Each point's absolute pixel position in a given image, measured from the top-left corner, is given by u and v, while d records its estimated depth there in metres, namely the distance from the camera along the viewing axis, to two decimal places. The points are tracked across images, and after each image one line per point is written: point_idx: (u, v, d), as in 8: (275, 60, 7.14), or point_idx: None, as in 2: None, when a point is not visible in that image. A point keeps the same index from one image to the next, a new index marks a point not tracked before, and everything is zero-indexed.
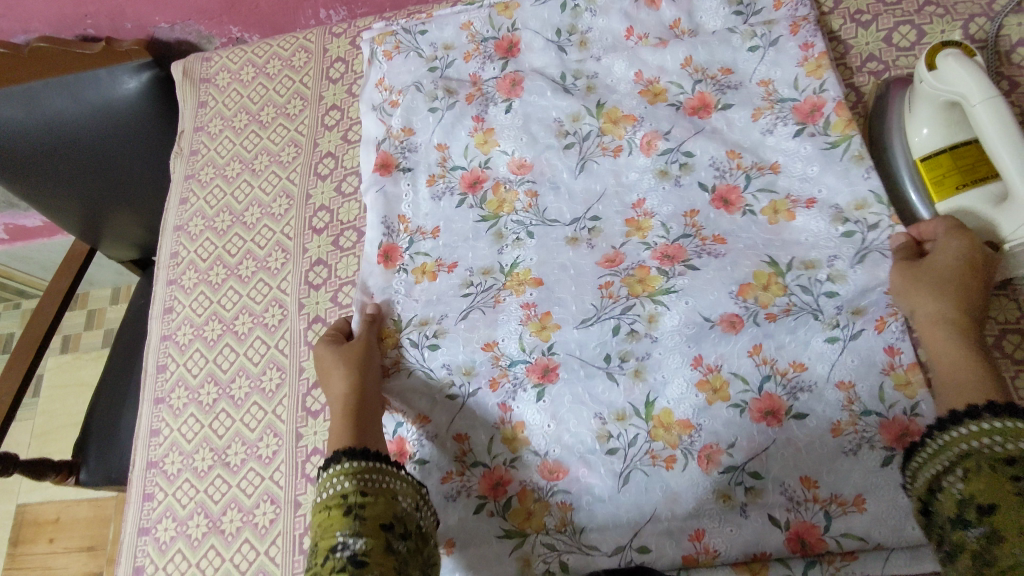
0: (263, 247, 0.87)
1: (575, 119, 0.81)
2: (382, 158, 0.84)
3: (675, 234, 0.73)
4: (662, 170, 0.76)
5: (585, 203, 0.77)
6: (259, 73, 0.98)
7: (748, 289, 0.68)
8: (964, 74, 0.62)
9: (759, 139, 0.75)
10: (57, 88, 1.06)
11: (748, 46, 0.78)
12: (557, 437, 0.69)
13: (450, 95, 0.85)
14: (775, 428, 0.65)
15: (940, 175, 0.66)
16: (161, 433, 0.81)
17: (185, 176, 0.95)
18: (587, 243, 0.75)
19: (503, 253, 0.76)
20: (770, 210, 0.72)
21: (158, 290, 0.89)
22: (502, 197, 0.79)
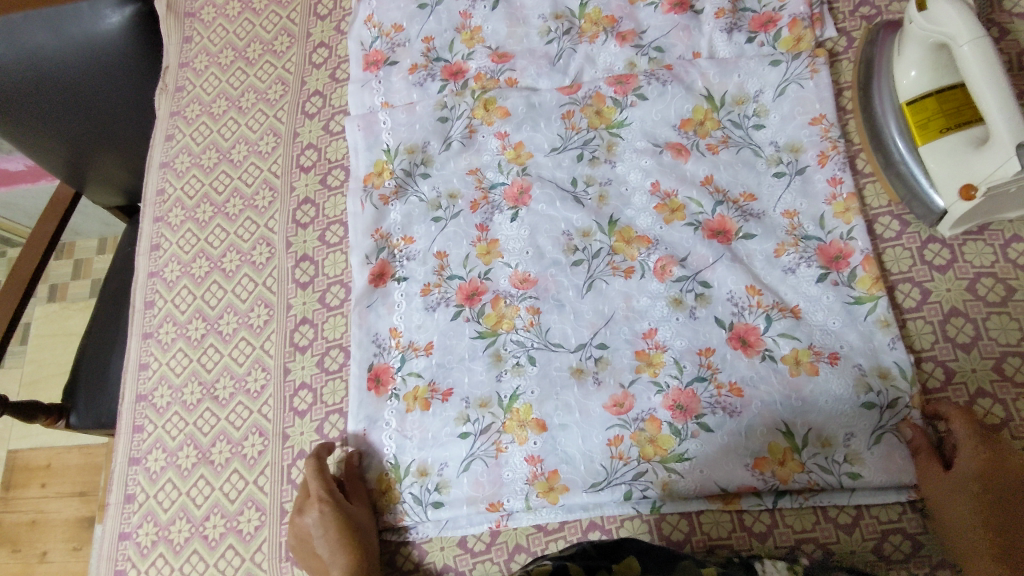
0: (251, 186, 0.86)
1: (586, 235, 0.77)
2: (377, 265, 0.79)
3: (689, 376, 0.70)
4: (676, 298, 0.74)
5: (592, 328, 0.74)
6: (245, 9, 0.96)
7: (763, 461, 0.67)
8: (953, 13, 0.62)
9: (780, 279, 0.73)
10: (37, 21, 1.03)
11: (772, 171, 0.76)
12: (545, 381, 0.72)
13: (453, 200, 0.80)
14: (748, 356, 0.70)
15: (924, 119, 0.67)
16: (150, 367, 0.81)
17: (171, 113, 0.93)
18: (593, 377, 0.72)
19: (501, 381, 0.73)
20: (792, 359, 0.69)
21: (145, 227, 0.88)
22: (501, 312, 0.76)
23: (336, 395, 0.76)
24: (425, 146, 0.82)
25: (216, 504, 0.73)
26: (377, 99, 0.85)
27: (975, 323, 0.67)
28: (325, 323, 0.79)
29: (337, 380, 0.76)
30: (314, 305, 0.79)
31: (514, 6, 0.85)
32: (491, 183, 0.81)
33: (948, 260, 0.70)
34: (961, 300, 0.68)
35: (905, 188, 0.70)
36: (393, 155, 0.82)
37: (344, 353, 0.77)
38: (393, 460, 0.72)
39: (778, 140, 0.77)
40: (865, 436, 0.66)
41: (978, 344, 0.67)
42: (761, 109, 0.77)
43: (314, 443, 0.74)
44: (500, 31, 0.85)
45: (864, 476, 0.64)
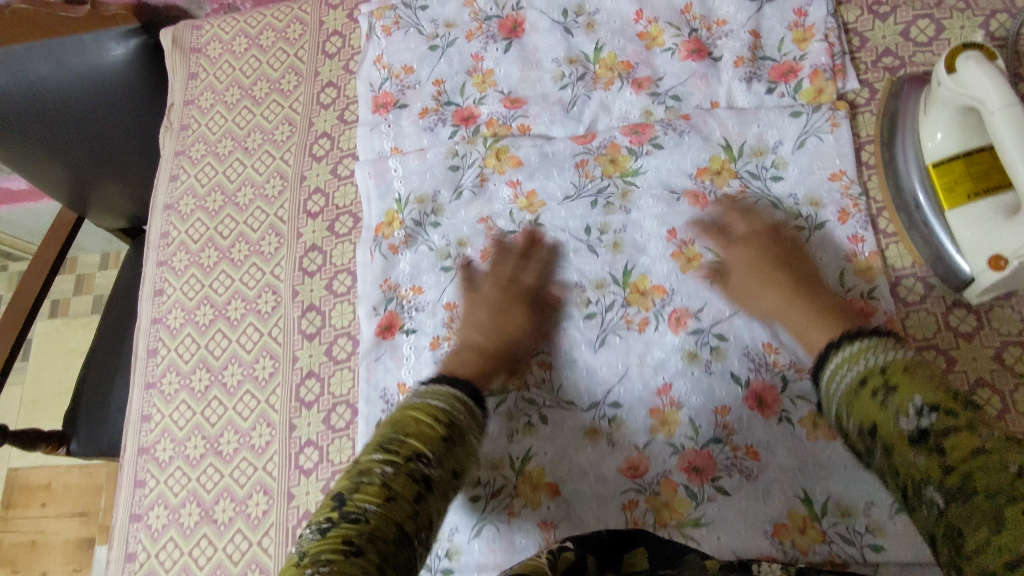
0: (257, 230, 0.84)
1: (599, 286, 0.74)
2: (385, 318, 0.77)
3: (705, 436, 0.67)
4: (692, 351, 0.70)
5: (605, 384, 0.71)
6: (252, 45, 0.94)
7: (783, 529, 0.64)
8: (984, 79, 0.59)
9: (801, 336, 0.70)
10: (39, 53, 1.01)
11: (794, 223, 0.72)
12: (556, 439, 0.70)
13: (462, 248, 0.78)
14: (767, 417, 0.67)
15: (951, 183, 0.65)
16: (152, 419, 0.80)
17: (175, 153, 0.91)
18: (607, 438, 0.69)
19: (512, 441, 0.70)
20: (811, 422, 0.66)
21: (148, 271, 0.87)
22: (510, 366, 0.73)
23: (342, 454, 0.73)
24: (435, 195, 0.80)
25: (218, 566, 0.71)
26: (387, 144, 0.83)
27: (1003, 394, 0.65)
28: (331, 377, 0.77)
29: (343, 438, 0.74)
30: (320, 358, 0.78)
31: (527, 49, 0.83)
32: (501, 231, 0.78)
33: (976, 326, 0.67)
34: (989, 370, 0.66)
35: (928, 251, 0.68)
36: (403, 205, 0.80)
37: (350, 410, 0.75)
38: None
39: (798, 192, 0.73)
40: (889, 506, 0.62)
41: (1005, 418, 0.64)
42: (780, 159, 0.74)
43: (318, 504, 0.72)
44: (512, 74, 0.82)
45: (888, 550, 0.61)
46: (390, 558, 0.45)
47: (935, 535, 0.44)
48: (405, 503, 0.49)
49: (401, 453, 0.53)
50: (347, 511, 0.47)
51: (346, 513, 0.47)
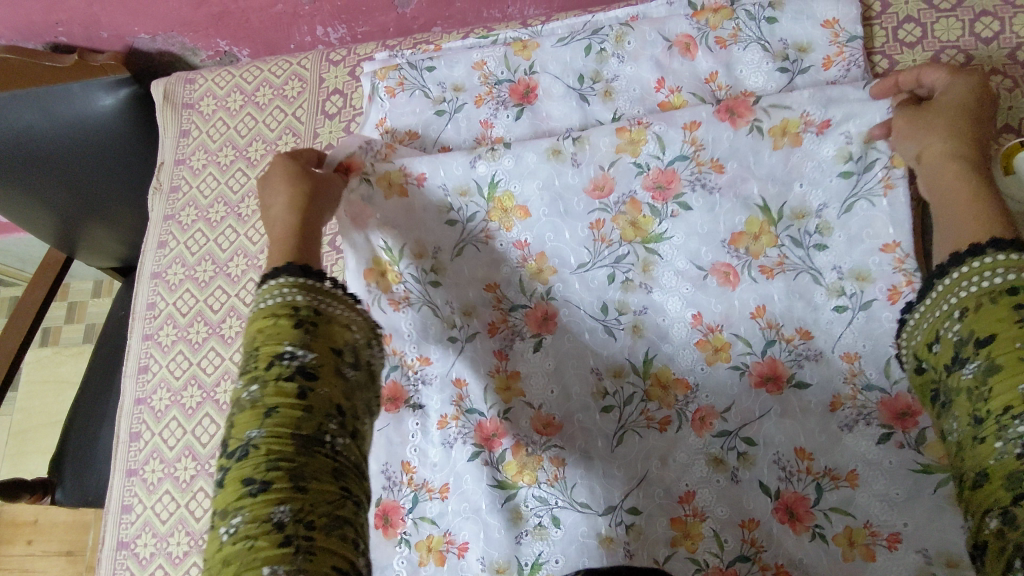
0: (249, 305, 0.79)
1: (618, 376, 0.69)
2: (389, 388, 0.72)
3: (730, 552, 0.62)
4: (717, 456, 0.65)
5: (623, 489, 0.65)
6: (247, 102, 0.88)
7: None
8: None
9: (836, 435, 0.63)
10: (23, 103, 0.95)
11: (832, 304, 0.66)
12: (569, 544, 0.64)
13: (468, 317, 0.73)
14: (798, 530, 0.61)
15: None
16: (133, 510, 0.74)
17: (165, 216, 0.86)
18: (624, 549, 0.64)
19: (521, 544, 0.65)
20: (845, 538, 0.60)
21: (133, 344, 0.81)
22: (522, 460, 0.67)
23: None
24: (406, 175, 0.72)
25: None
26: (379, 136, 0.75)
27: None
28: None
29: None
30: None
31: (540, 116, 0.78)
32: (511, 304, 0.73)
33: None
34: None
35: None
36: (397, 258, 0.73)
37: None
38: None
39: (842, 266, 0.66)
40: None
41: None
42: (824, 225, 0.67)
43: None
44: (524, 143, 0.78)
45: None
46: (308, 471, 0.44)
47: (992, 468, 0.44)
48: (301, 414, 0.46)
49: (264, 367, 0.48)
50: (250, 461, 0.43)
51: (248, 456, 0.44)
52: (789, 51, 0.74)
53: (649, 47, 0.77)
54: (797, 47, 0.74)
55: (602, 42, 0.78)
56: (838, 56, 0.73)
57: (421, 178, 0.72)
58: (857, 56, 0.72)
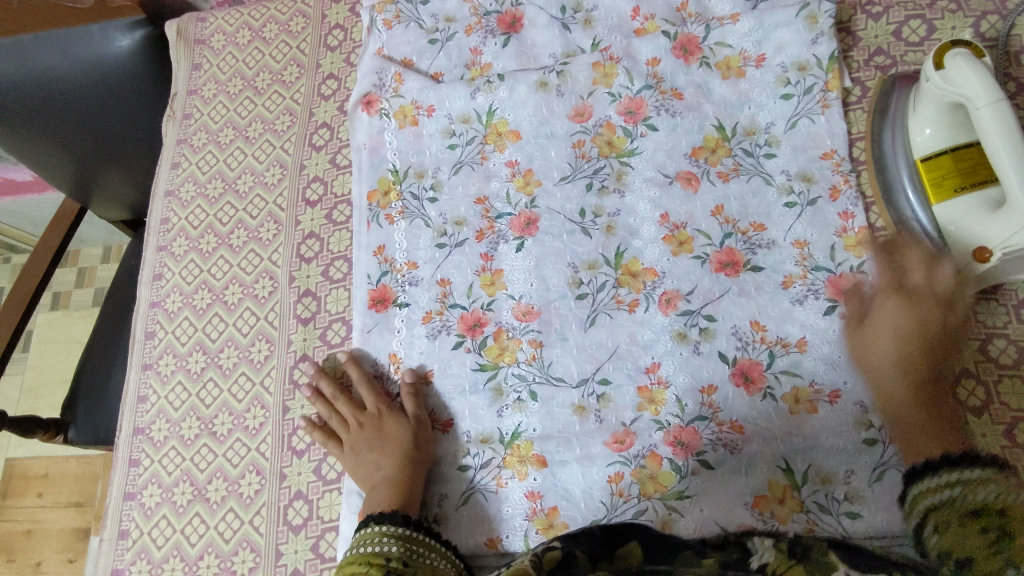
0: (256, 217, 0.86)
1: (591, 268, 0.75)
2: (377, 290, 0.78)
3: (690, 414, 0.68)
4: (681, 332, 0.71)
5: (595, 362, 0.71)
6: (255, 37, 0.96)
7: (763, 501, 0.64)
8: (971, 75, 0.61)
9: (789, 309, 0.70)
10: (46, 43, 1.01)
11: (784, 201, 0.74)
12: (545, 416, 0.71)
13: (458, 227, 0.79)
14: (753, 393, 0.68)
15: (940, 176, 0.66)
16: (148, 400, 0.81)
17: (178, 140, 0.93)
18: (595, 415, 0.70)
19: (502, 417, 0.71)
20: (792, 397, 0.67)
21: (148, 256, 0.89)
22: (503, 344, 0.74)
23: (335, 436, 0.75)
24: (417, 107, 0.83)
25: (210, 544, 0.73)
26: (391, 66, 0.86)
27: (987, 385, 0.65)
28: (325, 361, 0.78)
29: (336, 420, 0.75)
30: (314, 343, 0.79)
31: (526, 44, 0.85)
32: (497, 212, 0.79)
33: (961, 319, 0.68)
34: (973, 363, 0.66)
35: None
36: (400, 177, 0.82)
37: (343, 393, 0.76)
38: None
39: (789, 169, 0.75)
40: (868, 472, 0.64)
41: (989, 409, 0.65)
42: (772, 139, 0.76)
43: (312, 483, 0.74)
44: (510, 68, 0.84)
45: (864, 517, 0.62)
46: None
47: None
48: None
49: None
50: None
51: None
52: None
53: None
54: None
55: None
56: None
57: (431, 110, 0.83)
58: None
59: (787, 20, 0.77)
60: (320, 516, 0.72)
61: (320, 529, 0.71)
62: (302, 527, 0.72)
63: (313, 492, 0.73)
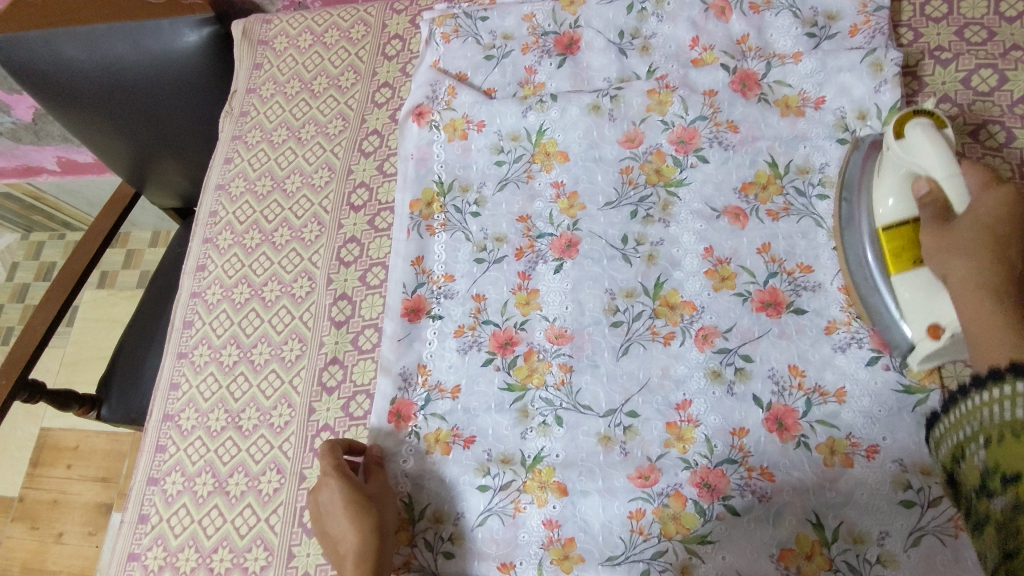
0: (300, 217, 0.88)
1: (629, 296, 0.74)
2: (412, 300, 0.78)
3: (719, 455, 0.66)
4: (715, 370, 0.69)
5: (624, 393, 0.70)
6: (316, 42, 0.98)
7: (789, 554, 0.62)
8: (927, 146, 0.59)
9: (830, 356, 0.67)
10: (119, 33, 1.04)
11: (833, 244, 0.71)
12: (568, 443, 0.69)
13: (498, 244, 0.79)
14: (786, 440, 0.65)
15: (901, 247, 0.61)
16: (180, 388, 0.83)
17: (233, 136, 0.96)
18: (620, 447, 0.68)
19: (525, 439, 0.70)
20: (827, 448, 0.64)
21: (194, 246, 0.91)
22: (533, 365, 0.73)
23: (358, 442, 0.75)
24: (468, 121, 0.84)
25: (226, 537, 0.74)
26: (445, 80, 0.86)
27: None
28: (354, 366, 0.78)
29: (360, 426, 0.76)
30: (345, 346, 0.79)
31: (581, 66, 0.85)
32: (539, 232, 0.78)
33: None
34: None
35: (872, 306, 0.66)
36: (445, 189, 0.82)
37: (369, 400, 0.76)
38: (408, 501, 0.71)
39: None
40: (902, 536, 0.60)
41: None
42: (826, 180, 0.74)
43: None
44: (563, 89, 0.84)
45: None
46: None
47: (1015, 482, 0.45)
48: None
49: None
50: None
51: None
52: (818, 19, 0.79)
53: (686, 9, 0.83)
54: (826, 15, 0.79)
55: (644, 2, 0.85)
56: (864, 24, 0.77)
57: (481, 125, 0.83)
58: (882, 24, 0.77)
59: (850, 63, 0.75)
60: None
61: None
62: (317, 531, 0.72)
63: None
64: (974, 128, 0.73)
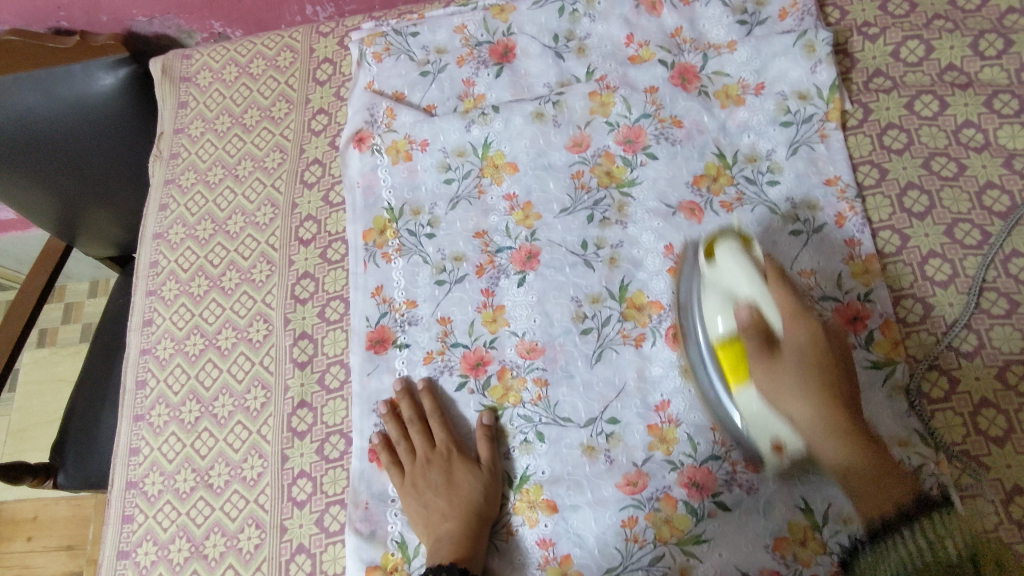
0: (248, 258, 0.84)
1: (595, 302, 0.73)
2: (376, 331, 0.76)
3: (703, 453, 0.66)
4: (689, 367, 0.69)
5: (602, 400, 0.69)
6: (241, 73, 0.95)
7: (784, 542, 0.62)
8: (737, 269, 0.62)
9: None
10: (27, 83, 0.99)
11: (789, 229, 0.71)
12: (553, 458, 0.68)
13: (458, 263, 0.77)
14: None
15: (736, 361, 0.61)
16: (141, 452, 0.78)
17: (166, 181, 0.92)
18: (605, 456, 0.67)
19: (510, 460, 0.69)
20: None
21: (137, 300, 0.87)
22: (507, 384, 0.72)
23: (337, 485, 0.72)
24: (410, 142, 0.82)
25: None
26: (383, 101, 0.84)
27: (1008, 414, 0.62)
28: (324, 407, 0.75)
29: (338, 468, 0.73)
30: (312, 387, 0.76)
31: (519, 74, 0.84)
32: (497, 247, 0.77)
33: (976, 346, 0.65)
34: (992, 391, 0.63)
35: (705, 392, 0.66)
36: (396, 214, 0.80)
37: (344, 440, 0.74)
38: (400, 539, 0.68)
39: (794, 196, 0.73)
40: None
41: (1011, 438, 0.62)
42: (774, 166, 0.74)
43: (314, 536, 0.71)
44: (504, 99, 0.83)
45: None
46: None
47: None
48: None
49: None
50: None
51: None
52: (747, 5, 0.80)
53: (617, 7, 0.83)
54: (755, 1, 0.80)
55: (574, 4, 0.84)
56: (792, 7, 0.78)
57: (425, 144, 0.81)
58: (809, 5, 0.78)
59: (784, 49, 0.77)
60: (324, 571, 0.69)
61: None
62: None
63: (316, 546, 0.70)
64: (908, 100, 0.75)
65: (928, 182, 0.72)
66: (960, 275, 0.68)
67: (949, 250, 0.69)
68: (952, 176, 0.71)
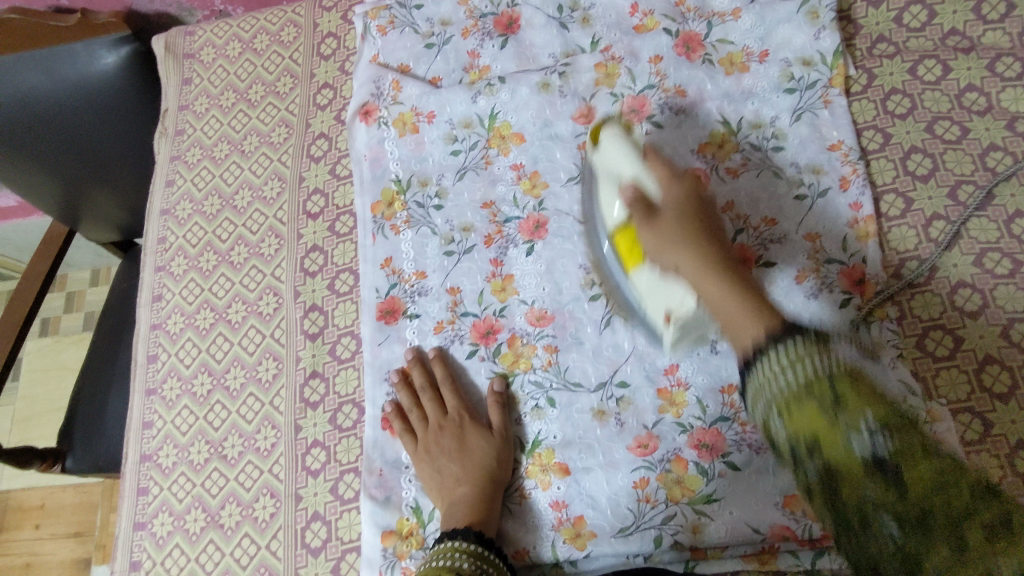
0: (256, 233, 0.85)
1: None
2: (386, 302, 0.76)
3: (712, 415, 0.66)
4: None
5: (612, 364, 0.70)
6: (245, 49, 0.95)
7: (794, 500, 0.63)
8: (618, 153, 0.61)
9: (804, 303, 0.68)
10: (28, 63, 0.98)
11: (794, 194, 0.72)
12: (564, 423, 0.69)
13: (466, 233, 0.77)
14: None
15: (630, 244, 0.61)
16: (154, 425, 0.79)
17: (172, 158, 0.92)
18: (615, 419, 0.68)
19: (522, 425, 0.70)
20: None
21: (146, 277, 0.87)
22: (517, 351, 0.72)
23: (350, 453, 0.73)
24: (416, 114, 0.82)
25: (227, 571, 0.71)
26: (388, 74, 0.84)
27: (1013, 371, 0.63)
28: (335, 377, 0.76)
29: (351, 437, 0.74)
30: (324, 358, 0.77)
31: (524, 45, 0.84)
32: (505, 216, 0.77)
33: (980, 305, 0.66)
34: (997, 348, 0.64)
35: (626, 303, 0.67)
36: (404, 186, 0.80)
37: (357, 409, 0.75)
38: (414, 504, 0.68)
39: (799, 161, 0.73)
40: None
41: (1015, 395, 0.63)
42: (779, 131, 0.74)
43: (329, 504, 0.71)
44: (509, 70, 0.83)
45: None
46: None
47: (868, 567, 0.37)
48: None
49: None
50: None
51: None
52: None
53: None
54: None
55: None
56: None
57: (431, 116, 0.81)
58: None
59: (788, 16, 0.77)
60: (339, 537, 0.70)
61: (340, 550, 0.69)
62: (322, 549, 0.70)
63: (331, 513, 0.71)
64: (912, 65, 0.75)
65: (933, 146, 0.72)
66: (964, 235, 0.68)
67: (953, 212, 0.69)
68: (956, 139, 0.72)
